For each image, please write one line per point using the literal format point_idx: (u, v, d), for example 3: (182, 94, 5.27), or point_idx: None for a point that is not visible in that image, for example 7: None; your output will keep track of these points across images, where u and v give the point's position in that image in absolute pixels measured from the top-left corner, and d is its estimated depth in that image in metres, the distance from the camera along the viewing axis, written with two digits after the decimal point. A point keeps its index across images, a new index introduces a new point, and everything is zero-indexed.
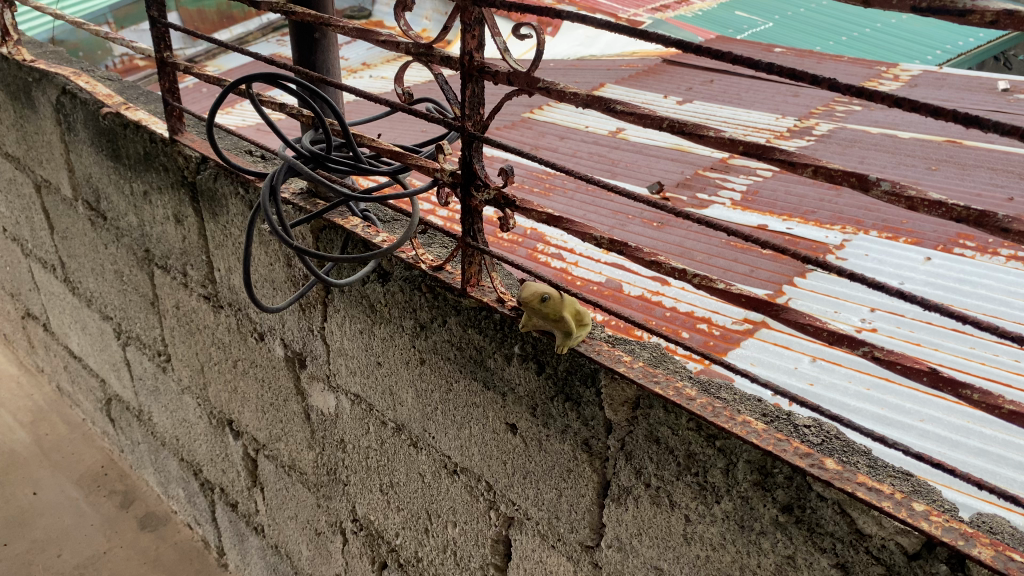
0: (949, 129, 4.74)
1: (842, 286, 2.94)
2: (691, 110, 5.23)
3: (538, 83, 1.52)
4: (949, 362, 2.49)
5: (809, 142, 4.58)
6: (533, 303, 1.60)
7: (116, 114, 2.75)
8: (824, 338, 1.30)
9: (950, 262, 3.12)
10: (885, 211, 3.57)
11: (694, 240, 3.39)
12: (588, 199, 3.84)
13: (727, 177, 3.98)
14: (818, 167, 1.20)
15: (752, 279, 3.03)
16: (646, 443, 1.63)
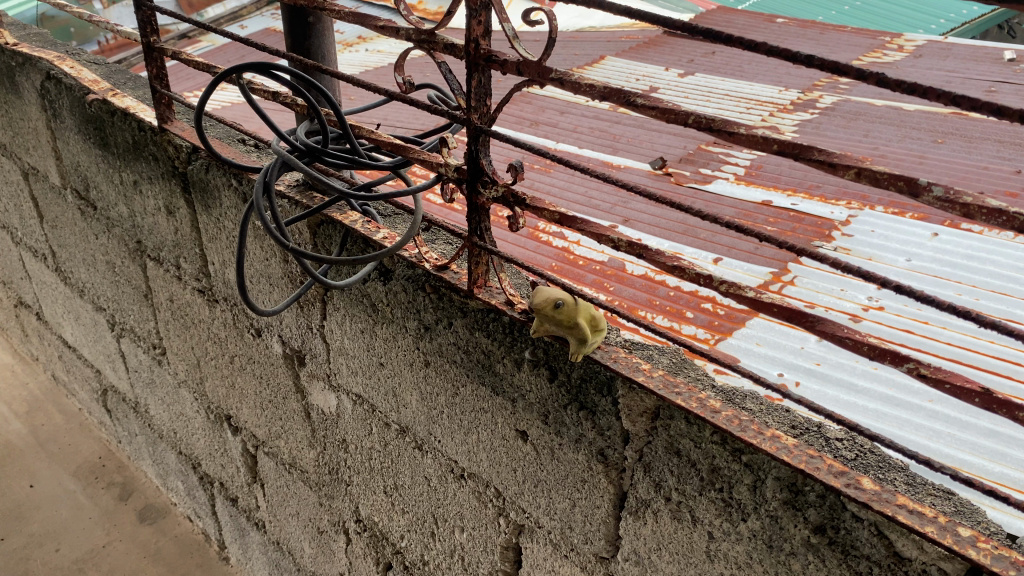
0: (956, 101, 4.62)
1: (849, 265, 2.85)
2: (694, 83, 5.11)
3: (549, 73, 1.39)
4: (958, 340, 2.41)
5: (812, 115, 4.45)
6: (546, 310, 1.51)
7: (102, 101, 2.64)
8: (864, 354, 1.20)
9: (958, 237, 3.00)
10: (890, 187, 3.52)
11: (697, 216, 3.30)
12: (590, 174, 3.76)
13: (731, 153, 3.85)
14: (862, 170, 1.09)
15: (756, 256, 2.96)
16: (666, 455, 1.54)
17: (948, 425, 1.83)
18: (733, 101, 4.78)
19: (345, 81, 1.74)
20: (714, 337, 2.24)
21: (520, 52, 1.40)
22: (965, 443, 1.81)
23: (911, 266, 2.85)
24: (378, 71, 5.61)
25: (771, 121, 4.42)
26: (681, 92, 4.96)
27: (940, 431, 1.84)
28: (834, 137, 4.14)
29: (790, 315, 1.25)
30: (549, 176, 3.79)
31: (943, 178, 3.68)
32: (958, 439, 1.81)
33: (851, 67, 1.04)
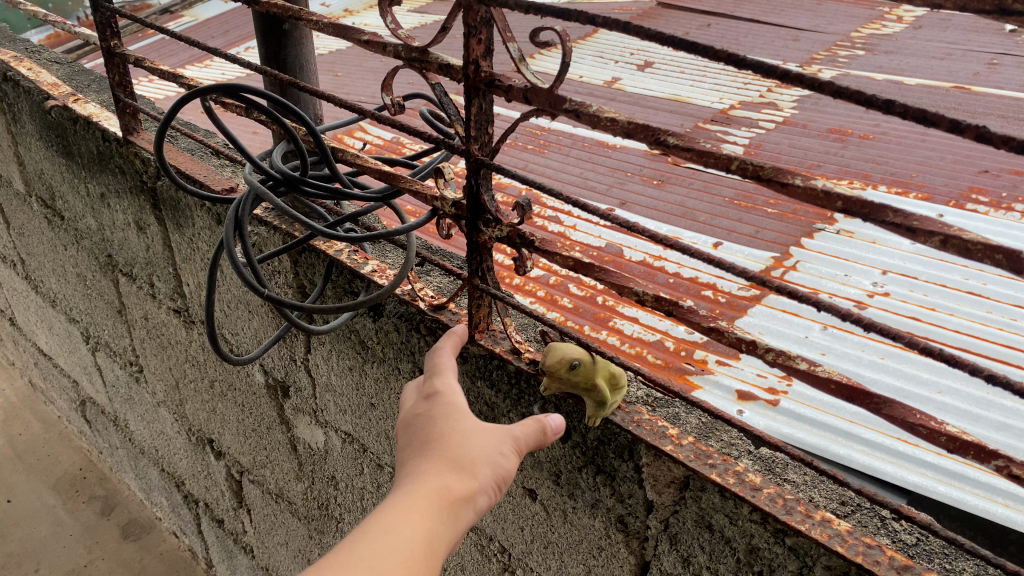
0: (959, 75, 4.40)
1: (852, 248, 2.82)
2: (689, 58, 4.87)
3: (564, 102, 1.18)
4: (966, 328, 2.43)
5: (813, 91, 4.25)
6: (561, 372, 1.32)
7: (63, 108, 2.42)
8: (942, 444, 1.02)
9: (963, 219, 3.02)
10: (894, 163, 3.43)
11: (696, 198, 3.25)
12: (585, 156, 3.65)
13: (728, 130, 3.82)
14: (950, 238, 0.91)
15: (757, 241, 2.92)
16: (696, 529, 1.36)
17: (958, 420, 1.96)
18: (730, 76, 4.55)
19: (324, 99, 1.52)
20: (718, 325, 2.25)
21: (527, 78, 1.18)
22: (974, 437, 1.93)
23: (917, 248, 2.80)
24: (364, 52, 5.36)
25: (770, 96, 4.20)
26: (677, 67, 4.73)
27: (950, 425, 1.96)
28: (835, 115, 3.95)
29: (851, 394, 1.07)
30: (543, 156, 3.69)
31: (948, 156, 3.51)
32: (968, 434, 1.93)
33: (944, 118, 0.85)
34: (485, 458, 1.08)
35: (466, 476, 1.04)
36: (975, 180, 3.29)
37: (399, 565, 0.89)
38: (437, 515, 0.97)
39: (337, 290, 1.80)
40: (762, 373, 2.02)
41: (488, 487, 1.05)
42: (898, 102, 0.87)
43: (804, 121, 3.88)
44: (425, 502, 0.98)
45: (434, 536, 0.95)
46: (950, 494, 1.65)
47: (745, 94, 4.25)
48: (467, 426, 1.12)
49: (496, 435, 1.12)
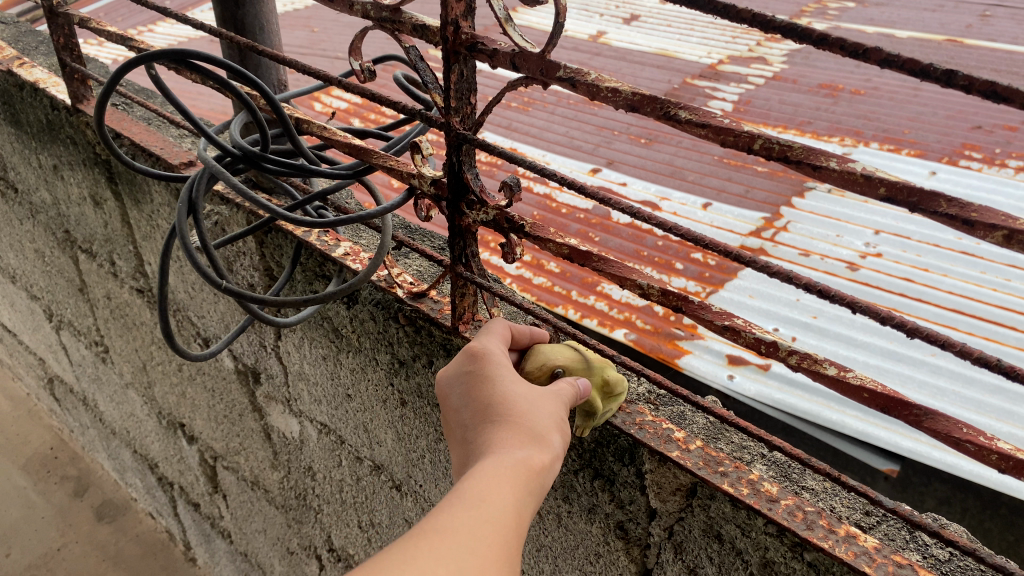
0: (951, 27, 4.23)
1: (844, 207, 2.69)
2: (675, 9, 4.67)
3: (556, 70, 1.02)
4: (959, 290, 2.33)
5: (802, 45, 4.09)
6: (541, 381, 1.16)
7: (7, 73, 2.23)
8: (992, 464, 0.90)
9: (957, 176, 2.90)
10: (886, 119, 3.29)
11: (685, 156, 3.09)
12: (570, 114, 3.48)
13: (717, 86, 3.65)
14: (1017, 232, 0.77)
15: (748, 202, 2.78)
16: (703, 539, 1.24)
17: (953, 383, 2.06)
18: (718, 28, 4.36)
19: (285, 64, 1.35)
20: (705, 289, 2.37)
21: (515, 41, 1.03)
22: (970, 400, 2.03)
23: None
24: None
25: (759, 50, 4.03)
26: (663, 20, 4.53)
27: (946, 389, 2.05)
28: (825, 69, 3.79)
29: (887, 405, 0.94)
30: (527, 114, 3.52)
31: (941, 112, 3.36)
32: (963, 396, 2.03)
33: (1019, 93, 0.71)
34: (552, 429, 0.93)
35: (540, 445, 0.89)
36: (968, 136, 3.15)
37: (494, 542, 0.72)
38: (521, 485, 0.81)
39: (307, 274, 1.65)
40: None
41: (561, 456, 0.91)
42: (961, 73, 0.73)
43: (794, 76, 3.72)
44: (508, 474, 0.81)
45: (523, 505, 0.79)
46: (946, 460, 1.88)
47: (734, 48, 4.07)
48: (525, 392, 0.97)
49: (551, 402, 0.98)
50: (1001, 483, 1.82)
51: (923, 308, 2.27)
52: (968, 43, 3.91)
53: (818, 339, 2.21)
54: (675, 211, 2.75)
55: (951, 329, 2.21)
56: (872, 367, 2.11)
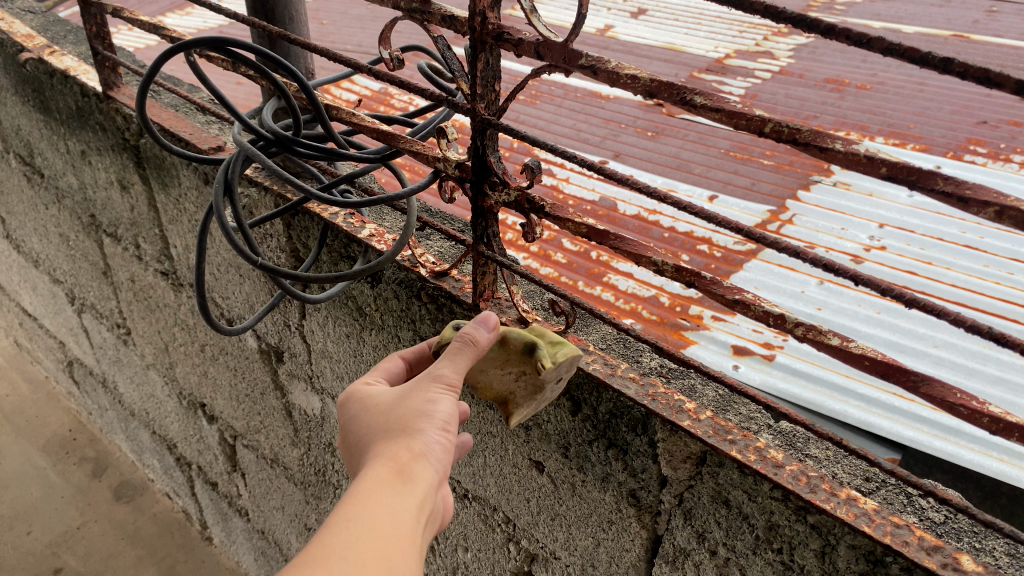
0: (957, 23, 4.28)
1: (849, 201, 2.75)
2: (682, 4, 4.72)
3: (579, 58, 1.09)
4: (963, 283, 2.39)
5: (809, 39, 4.15)
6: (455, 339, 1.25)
7: (38, 61, 2.30)
8: (984, 426, 0.96)
9: (960, 170, 2.96)
10: (892, 113, 3.35)
11: (692, 149, 3.16)
12: (577, 106, 3.55)
13: (724, 80, 3.71)
14: (1007, 208, 0.84)
15: (755, 194, 2.84)
16: (712, 505, 1.31)
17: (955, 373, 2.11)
18: (724, 23, 4.41)
19: (317, 52, 1.42)
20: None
21: (539, 31, 1.09)
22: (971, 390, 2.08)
23: (914, 202, 2.74)
24: None
25: (766, 45, 4.09)
26: (670, 14, 4.59)
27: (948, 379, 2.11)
28: (832, 64, 3.85)
29: (887, 371, 1.01)
30: (535, 107, 3.58)
31: (947, 107, 3.42)
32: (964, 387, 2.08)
33: (1010, 79, 0.77)
34: (424, 419, 1.04)
35: (410, 443, 1.00)
36: (973, 131, 3.21)
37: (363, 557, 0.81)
38: (393, 489, 0.92)
39: (333, 255, 1.72)
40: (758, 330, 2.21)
41: (433, 441, 1.02)
42: (957, 60, 0.79)
43: (800, 70, 3.78)
44: (372, 489, 0.91)
45: (397, 508, 0.90)
46: (948, 450, 1.90)
47: (741, 43, 4.12)
48: (391, 403, 1.07)
49: (419, 388, 1.08)
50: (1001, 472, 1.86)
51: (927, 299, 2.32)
52: (975, 38, 3.96)
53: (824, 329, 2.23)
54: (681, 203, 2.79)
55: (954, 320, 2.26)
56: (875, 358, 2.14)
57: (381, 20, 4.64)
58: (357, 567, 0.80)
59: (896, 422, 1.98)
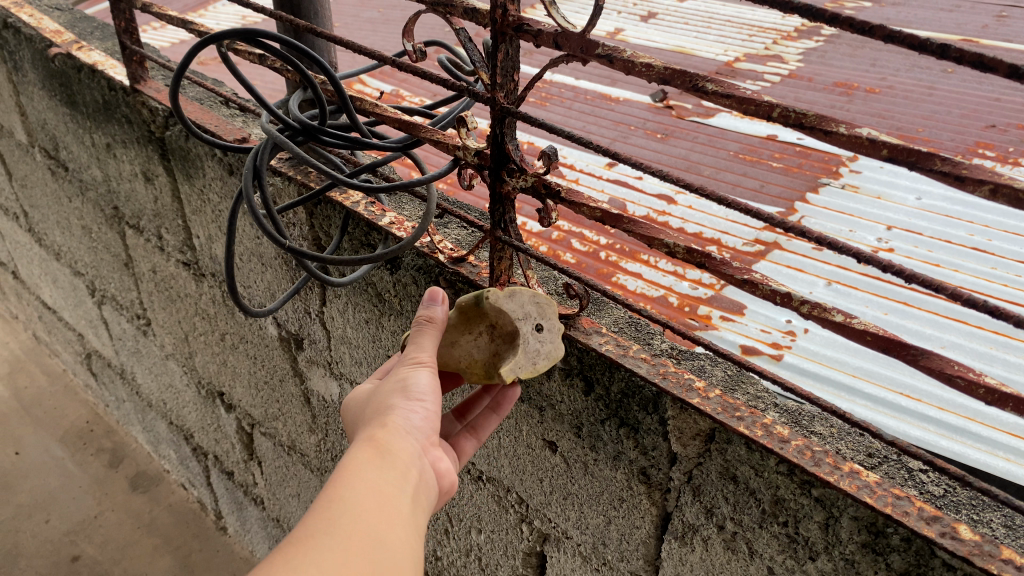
0: (967, 28, 4.31)
1: (857, 205, 2.79)
2: (692, 8, 4.78)
3: (596, 48, 1.15)
4: (970, 284, 2.39)
5: (818, 44, 4.20)
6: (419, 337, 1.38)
7: (66, 56, 2.37)
8: (980, 397, 1.01)
9: None
10: (900, 115, 3.40)
11: (701, 151, 3.21)
12: (588, 108, 3.61)
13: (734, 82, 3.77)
14: (1000, 186, 0.89)
15: (763, 195, 2.89)
16: (720, 481, 1.36)
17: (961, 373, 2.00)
18: (734, 27, 4.46)
19: (343, 45, 1.47)
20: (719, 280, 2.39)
21: (558, 21, 1.15)
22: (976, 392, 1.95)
23: (922, 205, 2.77)
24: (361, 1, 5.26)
25: (775, 48, 4.14)
26: (681, 17, 4.64)
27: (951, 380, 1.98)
28: (841, 67, 3.90)
29: (888, 345, 1.06)
30: (546, 108, 3.64)
31: (955, 111, 3.46)
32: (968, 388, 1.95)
33: (1003, 63, 0.82)
34: (400, 401, 1.16)
35: (386, 421, 1.11)
36: (982, 135, 3.25)
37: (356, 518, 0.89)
38: (378, 463, 1.02)
39: (353, 243, 1.78)
40: (767, 329, 2.20)
41: (412, 426, 1.12)
42: (953, 46, 0.84)
43: (810, 73, 3.83)
44: (359, 463, 1.01)
45: (382, 480, 0.99)
46: (952, 448, 1.77)
47: (750, 46, 4.18)
48: (375, 399, 1.18)
49: (399, 382, 1.20)
50: (1008, 472, 1.71)
51: (934, 301, 2.28)
52: (984, 43, 4.00)
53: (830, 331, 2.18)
54: (690, 204, 2.78)
55: (961, 322, 2.21)
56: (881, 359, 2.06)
57: (395, 22, 4.71)
58: (350, 526, 0.88)
59: (899, 421, 1.88)
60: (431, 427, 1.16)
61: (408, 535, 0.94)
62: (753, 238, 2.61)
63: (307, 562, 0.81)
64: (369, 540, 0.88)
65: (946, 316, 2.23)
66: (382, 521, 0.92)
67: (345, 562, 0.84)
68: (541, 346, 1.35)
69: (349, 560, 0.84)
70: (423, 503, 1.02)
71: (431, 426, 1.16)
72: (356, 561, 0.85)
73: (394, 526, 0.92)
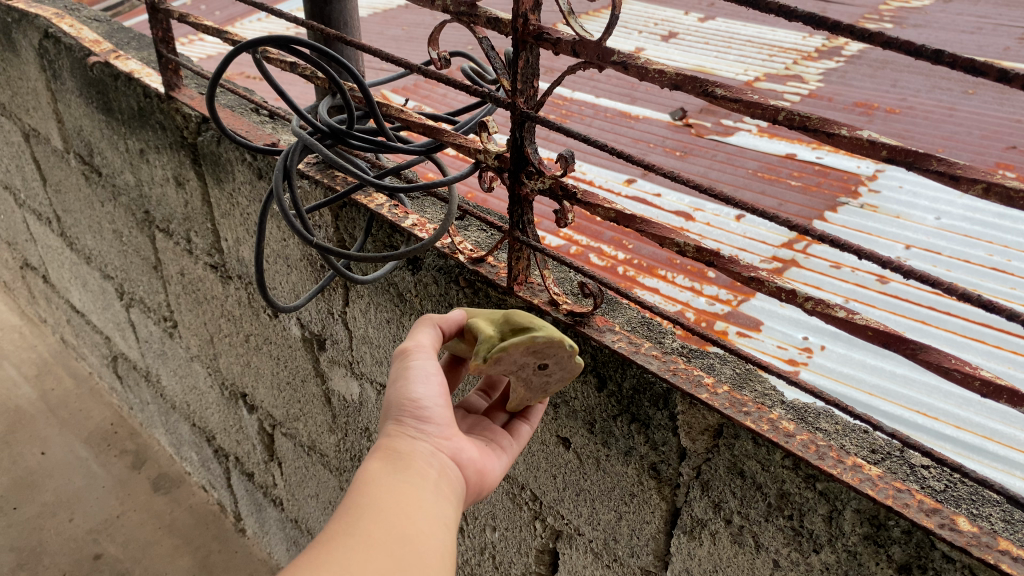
0: (989, 49, 4.34)
1: (876, 223, 2.83)
2: (714, 27, 4.84)
3: (611, 55, 1.21)
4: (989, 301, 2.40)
5: (838, 64, 4.24)
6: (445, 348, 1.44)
7: (104, 64, 2.47)
8: (976, 389, 1.06)
9: None
10: (919, 135, 3.43)
11: (719, 169, 3.26)
12: (607, 126, 3.68)
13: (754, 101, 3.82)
14: (992, 185, 0.94)
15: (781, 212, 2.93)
16: (728, 476, 1.40)
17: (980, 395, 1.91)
18: (755, 47, 4.52)
19: (371, 53, 1.54)
20: (737, 297, 2.35)
21: (576, 31, 1.21)
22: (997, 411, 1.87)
23: (941, 224, 2.80)
24: (385, 18, 5.37)
25: (795, 68, 4.19)
26: (701, 37, 4.70)
27: (970, 399, 1.89)
28: (861, 87, 3.93)
29: (888, 340, 1.11)
30: (566, 125, 3.71)
31: (975, 132, 3.49)
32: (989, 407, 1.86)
33: (993, 68, 0.88)
34: (409, 390, 1.19)
35: (393, 426, 1.16)
36: (1002, 155, 3.27)
37: (371, 525, 0.95)
38: (389, 471, 1.07)
39: (377, 244, 1.84)
40: (783, 346, 2.13)
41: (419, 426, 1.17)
42: (947, 52, 0.90)
43: (830, 93, 3.87)
44: (373, 474, 1.06)
45: (394, 486, 1.04)
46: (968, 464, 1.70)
47: (771, 66, 4.23)
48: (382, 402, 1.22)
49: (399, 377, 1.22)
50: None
51: (951, 321, 2.26)
52: (1006, 64, 4.02)
53: (848, 348, 2.10)
54: (708, 221, 2.82)
55: (978, 341, 2.19)
56: (897, 377, 1.99)
57: (418, 39, 4.81)
58: (366, 534, 0.94)
59: (915, 437, 1.80)
60: (443, 415, 1.20)
61: (427, 529, 0.99)
62: (771, 254, 2.61)
63: (327, 562, 0.88)
64: (387, 541, 0.94)
65: (964, 335, 2.20)
66: (398, 522, 0.97)
67: (365, 563, 0.90)
68: (548, 377, 1.37)
69: (369, 555, 0.91)
70: (444, 496, 1.08)
71: (440, 414, 1.20)
72: (373, 560, 0.91)
73: (413, 524, 0.99)
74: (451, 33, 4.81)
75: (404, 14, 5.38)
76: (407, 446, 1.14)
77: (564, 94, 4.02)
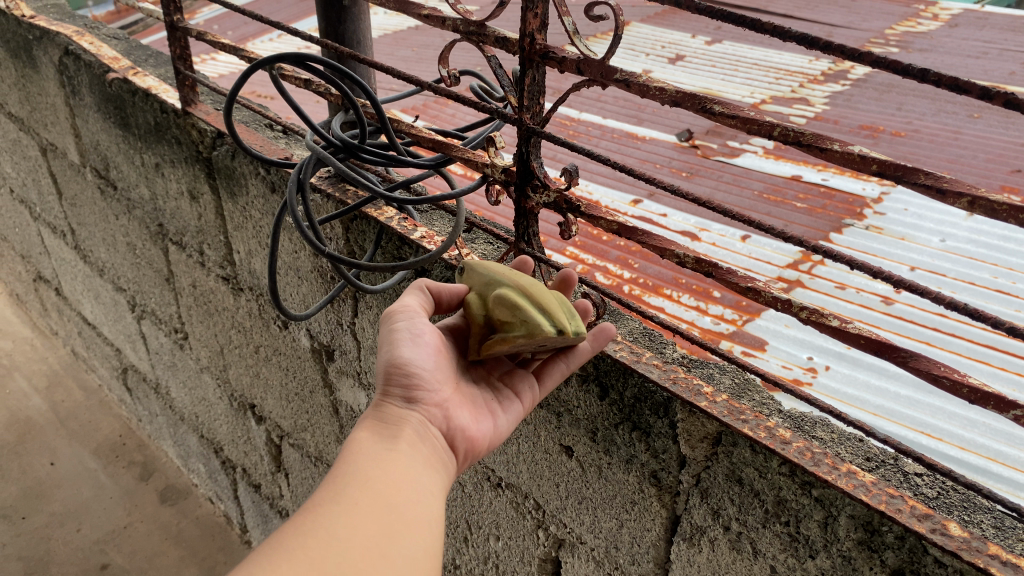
0: (994, 74, 4.38)
1: (880, 244, 2.86)
2: (720, 50, 4.91)
3: (614, 74, 1.26)
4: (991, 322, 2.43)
5: (844, 87, 4.29)
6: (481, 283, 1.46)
7: (122, 80, 2.52)
8: (964, 396, 1.09)
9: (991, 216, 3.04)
10: (925, 158, 3.47)
11: (725, 189, 3.30)
12: (614, 146, 3.73)
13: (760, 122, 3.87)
14: (977, 199, 0.98)
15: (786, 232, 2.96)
16: (726, 483, 1.43)
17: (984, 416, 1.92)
18: (761, 69, 4.58)
19: (382, 69, 1.60)
20: (739, 317, 2.38)
21: (580, 50, 1.26)
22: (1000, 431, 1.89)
23: (946, 247, 2.83)
24: (396, 39, 5.46)
25: (801, 91, 4.24)
26: (708, 60, 4.77)
27: (974, 420, 1.92)
28: (866, 111, 3.98)
29: (880, 348, 1.15)
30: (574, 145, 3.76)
31: (980, 155, 3.53)
32: (994, 428, 1.90)
33: (975, 87, 0.92)
34: (396, 353, 1.29)
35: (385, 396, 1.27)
36: (1006, 178, 3.31)
37: (357, 492, 1.06)
38: (377, 443, 1.18)
39: (386, 255, 1.89)
40: (787, 365, 2.15)
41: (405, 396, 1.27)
42: (933, 71, 0.94)
43: (835, 116, 3.92)
44: (360, 446, 1.17)
45: (379, 457, 1.15)
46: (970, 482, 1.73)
47: (777, 89, 4.29)
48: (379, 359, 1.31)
49: (390, 336, 1.31)
50: None
51: (956, 342, 2.29)
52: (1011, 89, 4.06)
53: (852, 368, 2.13)
54: (714, 241, 2.86)
55: (983, 362, 2.21)
56: (900, 398, 2.01)
57: (428, 59, 4.88)
58: (352, 500, 1.04)
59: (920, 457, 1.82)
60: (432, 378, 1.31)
61: (410, 497, 1.10)
62: (776, 274, 2.65)
63: (314, 525, 0.99)
64: (370, 507, 1.05)
65: (969, 357, 2.23)
66: (382, 491, 1.08)
67: (348, 525, 1.01)
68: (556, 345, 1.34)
69: (359, 518, 1.02)
70: (431, 466, 1.19)
71: (430, 378, 1.30)
72: (357, 520, 1.02)
73: (400, 493, 1.10)
74: (461, 54, 4.88)
75: (415, 35, 5.47)
76: (395, 413, 1.24)
77: (572, 114, 4.09)
